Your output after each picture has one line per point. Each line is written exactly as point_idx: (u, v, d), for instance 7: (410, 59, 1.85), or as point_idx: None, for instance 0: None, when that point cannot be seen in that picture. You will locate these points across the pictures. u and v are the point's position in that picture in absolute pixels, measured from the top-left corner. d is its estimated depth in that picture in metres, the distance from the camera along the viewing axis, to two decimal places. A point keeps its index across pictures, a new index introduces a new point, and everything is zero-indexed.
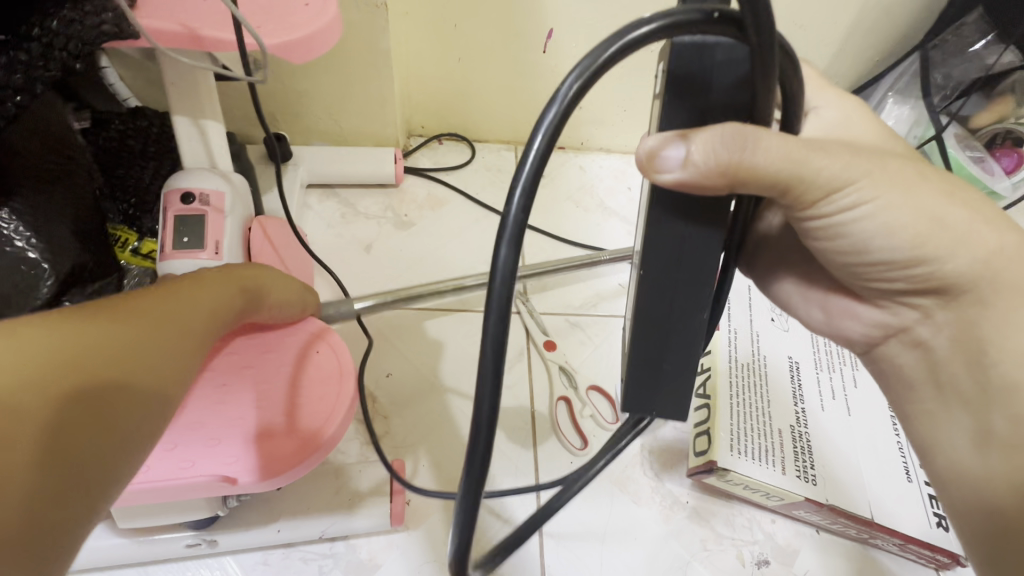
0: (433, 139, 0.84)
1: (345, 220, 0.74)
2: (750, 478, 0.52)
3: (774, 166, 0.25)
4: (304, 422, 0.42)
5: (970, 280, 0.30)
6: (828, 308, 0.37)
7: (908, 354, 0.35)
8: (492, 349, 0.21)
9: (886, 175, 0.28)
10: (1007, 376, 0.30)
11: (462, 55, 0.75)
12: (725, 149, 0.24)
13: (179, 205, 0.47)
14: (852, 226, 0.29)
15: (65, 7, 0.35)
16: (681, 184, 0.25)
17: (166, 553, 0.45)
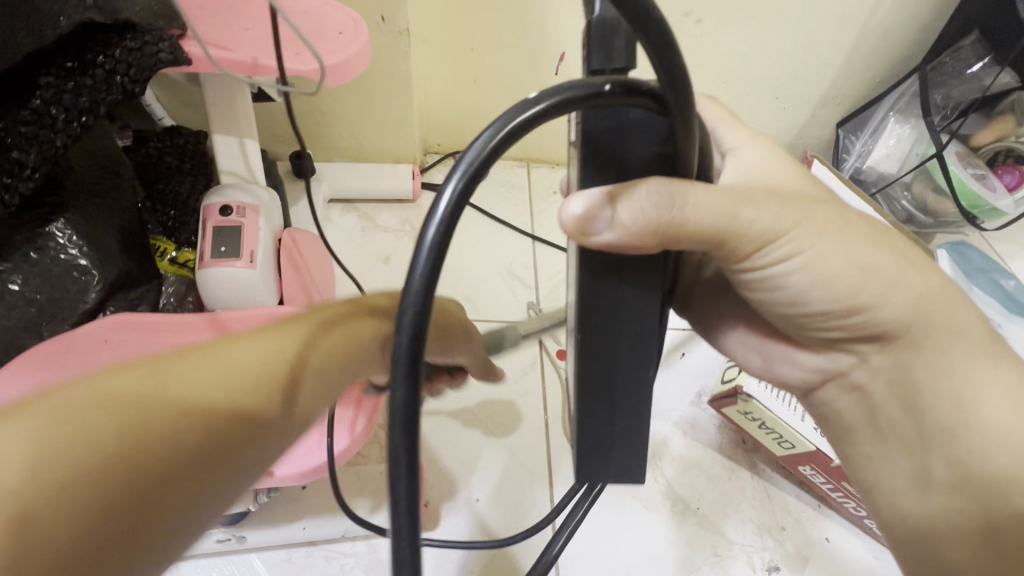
0: (449, 156, 0.88)
1: (364, 233, 0.77)
2: (769, 410, 0.54)
3: (705, 221, 0.25)
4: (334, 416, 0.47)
5: (905, 324, 0.31)
6: (766, 354, 0.39)
7: (846, 398, 0.36)
8: (406, 478, 0.19)
9: (826, 222, 0.29)
10: (945, 420, 0.32)
11: (478, 77, 0.78)
12: (655, 210, 0.24)
13: (218, 216, 0.49)
14: (785, 277, 0.30)
15: (126, 37, 0.39)
16: (614, 246, 0.24)
17: (197, 548, 0.47)
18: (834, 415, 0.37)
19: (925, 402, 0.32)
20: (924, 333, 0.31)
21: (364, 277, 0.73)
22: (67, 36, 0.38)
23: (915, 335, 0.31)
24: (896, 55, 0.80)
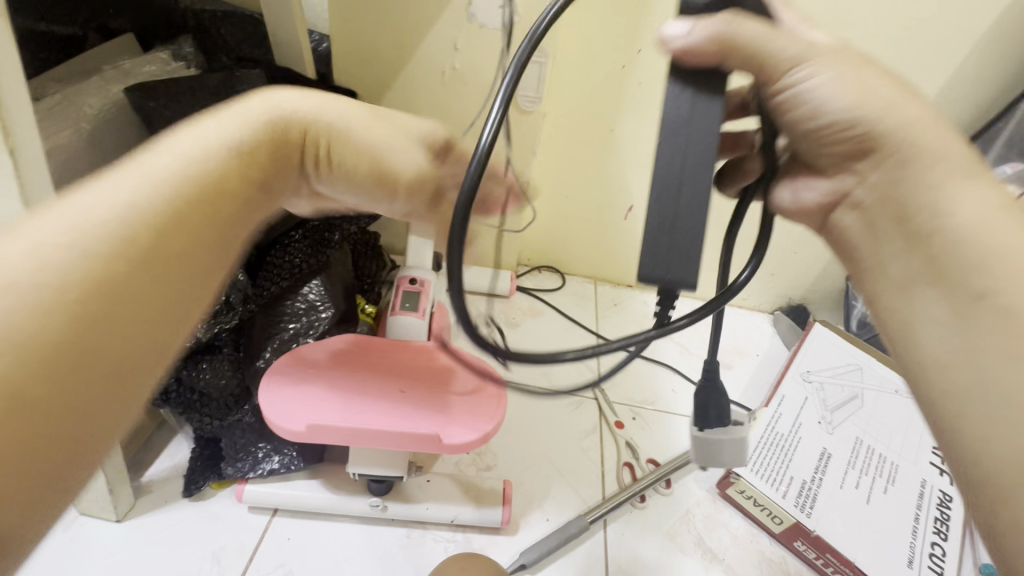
0: (535, 268, 1.16)
1: (471, 315, 1.02)
2: (754, 488, 0.73)
3: (750, 42, 0.33)
4: (473, 420, 0.60)
5: (896, 136, 0.33)
6: (793, 187, 0.39)
7: (850, 218, 0.37)
8: (479, 157, 0.31)
9: (840, 55, 0.34)
10: (928, 227, 0.33)
11: (566, 215, 1.08)
12: (718, 31, 0.33)
13: (407, 284, 0.77)
14: (810, 87, 0.34)
15: None
16: (683, 50, 0.33)
17: (351, 509, 0.65)
18: (843, 239, 0.38)
19: (913, 210, 0.34)
20: (910, 152, 0.33)
21: None
22: None
23: (903, 152, 0.33)
24: None
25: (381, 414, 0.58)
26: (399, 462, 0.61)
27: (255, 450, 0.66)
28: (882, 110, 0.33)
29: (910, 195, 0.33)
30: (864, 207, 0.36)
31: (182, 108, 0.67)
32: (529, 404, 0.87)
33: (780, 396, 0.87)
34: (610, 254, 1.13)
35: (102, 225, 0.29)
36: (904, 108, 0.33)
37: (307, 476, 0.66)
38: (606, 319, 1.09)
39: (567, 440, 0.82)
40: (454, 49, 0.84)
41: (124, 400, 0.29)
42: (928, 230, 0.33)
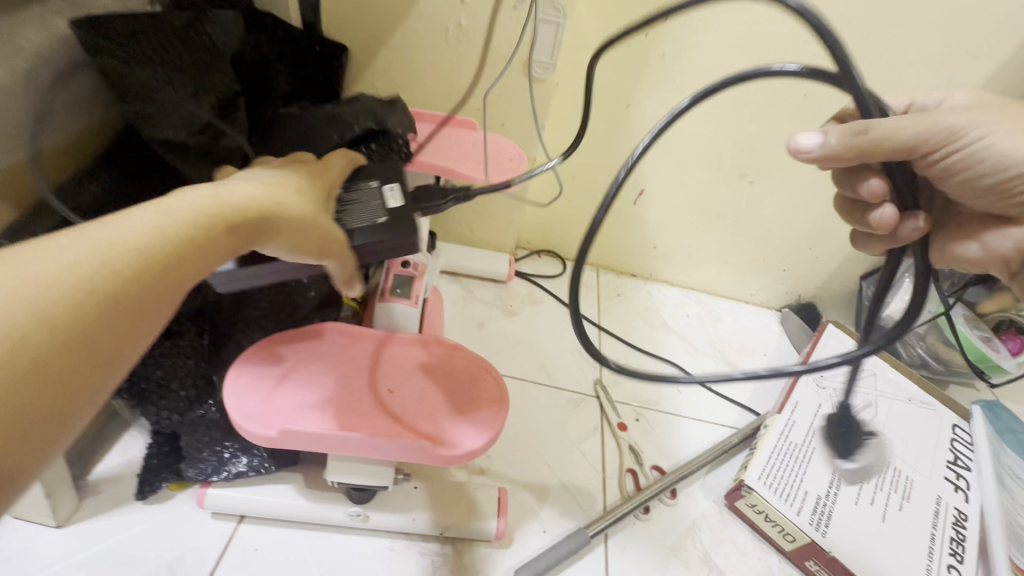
0: (535, 252, 1.08)
1: (465, 301, 0.95)
2: (768, 503, 0.68)
3: (903, 136, 0.38)
4: (469, 430, 0.53)
5: None
6: (984, 241, 0.45)
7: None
8: (605, 206, 0.42)
9: (986, 112, 0.40)
10: None
11: (571, 197, 1.00)
12: (854, 141, 0.38)
13: (399, 267, 0.68)
14: (987, 150, 0.39)
15: (391, 148, 0.65)
16: (820, 158, 0.39)
17: (329, 518, 0.58)
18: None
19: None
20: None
21: (461, 334, 0.89)
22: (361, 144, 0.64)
23: None
24: None
25: (365, 421, 0.51)
26: (386, 472, 0.54)
27: (220, 450, 0.57)
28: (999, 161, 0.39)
29: None
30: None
31: (137, 51, 0.57)
32: (526, 401, 0.80)
33: (795, 402, 0.81)
34: (616, 240, 1.05)
35: (132, 243, 0.30)
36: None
37: (279, 480, 0.59)
38: (609, 310, 1.02)
39: (567, 443, 0.76)
40: (462, 2, 0.75)
41: (96, 390, 0.28)
42: None
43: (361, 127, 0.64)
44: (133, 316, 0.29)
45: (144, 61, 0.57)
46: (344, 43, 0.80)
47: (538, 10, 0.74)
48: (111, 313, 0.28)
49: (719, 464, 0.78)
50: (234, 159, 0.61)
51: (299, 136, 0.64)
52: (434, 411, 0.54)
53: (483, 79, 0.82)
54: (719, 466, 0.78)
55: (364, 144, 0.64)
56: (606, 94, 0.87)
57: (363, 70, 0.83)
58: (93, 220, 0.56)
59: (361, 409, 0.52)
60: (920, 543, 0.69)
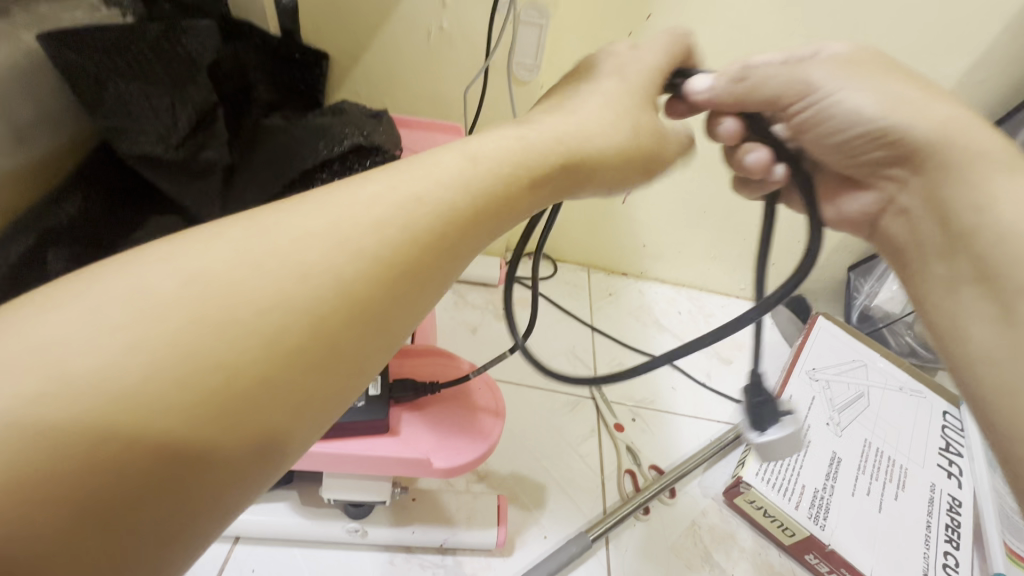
0: (525, 255, 1.08)
1: (456, 306, 0.94)
2: (767, 499, 0.68)
3: (769, 90, 0.41)
4: (464, 437, 0.53)
5: (935, 142, 0.37)
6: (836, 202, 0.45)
7: (898, 223, 0.41)
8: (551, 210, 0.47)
9: (854, 69, 0.39)
10: (967, 223, 0.36)
11: (559, 198, 0.99)
12: (727, 91, 0.41)
13: None
14: (833, 107, 0.39)
15: (376, 154, 0.63)
16: (706, 99, 0.42)
17: (326, 535, 0.57)
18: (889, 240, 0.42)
19: (953, 211, 0.37)
20: (954, 152, 0.36)
21: (453, 340, 0.88)
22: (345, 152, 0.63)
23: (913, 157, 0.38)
24: None
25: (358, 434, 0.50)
26: (383, 487, 0.53)
27: None
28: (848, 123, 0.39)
29: (949, 194, 0.37)
30: (911, 211, 0.40)
31: (110, 63, 0.54)
32: (521, 406, 0.79)
33: (788, 396, 0.81)
34: (605, 240, 1.05)
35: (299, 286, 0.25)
36: (936, 107, 0.37)
37: (273, 499, 0.57)
38: (601, 310, 1.02)
39: (564, 447, 0.75)
40: (443, 6, 0.74)
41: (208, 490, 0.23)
42: (968, 226, 0.36)
43: (349, 141, 0.62)
44: (255, 403, 0.23)
45: (116, 72, 0.55)
46: (323, 49, 0.78)
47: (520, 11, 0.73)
48: (255, 398, 0.23)
49: (716, 461, 0.78)
50: (214, 171, 0.61)
51: (282, 147, 0.62)
52: (424, 418, 0.53)
53: (467, 83, 0.81)
54: (716, 463, 0.78)
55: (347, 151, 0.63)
56: None
57: (345, 76, 0.82)
58: (70, 240, 0.54)
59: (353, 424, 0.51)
60: (916, 530, 0.70)
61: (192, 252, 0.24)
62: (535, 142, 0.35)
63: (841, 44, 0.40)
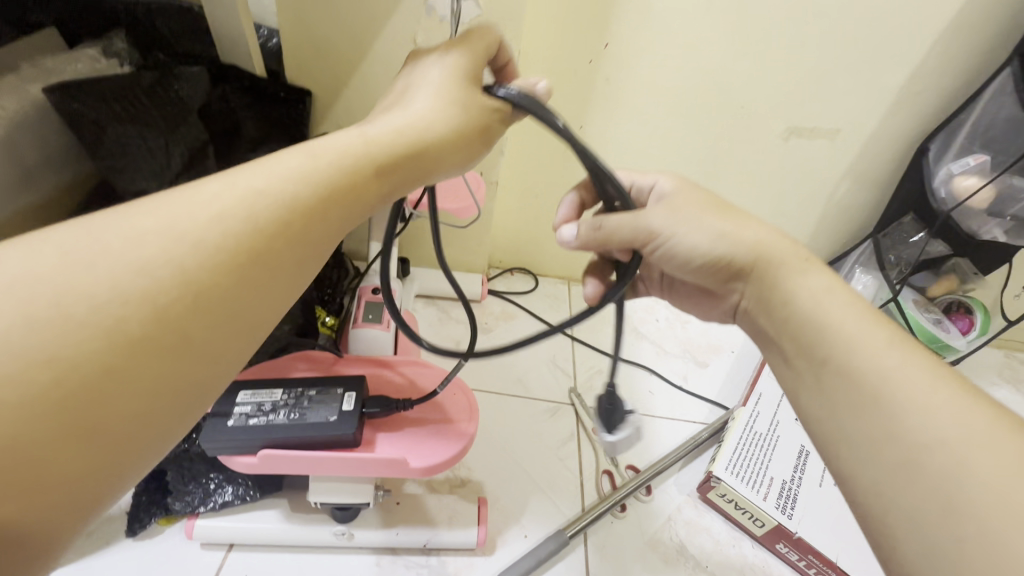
0: (508, 270, 1.12)
1: (441, 322, 0.98)
2: (736, 492, 0.71)
3: (621, 228, 0.45)
4: (443, 438, 0.57)
5: (751, 266, 0.43)
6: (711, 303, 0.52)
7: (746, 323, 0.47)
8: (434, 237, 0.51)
9: (681, 211, 0.44)
10: (782, 312, 0.41)
11: (536, 216, 1.05)
12: (590, 237, 0.46)
13: (371, 294, 0.72)
14: (672, 246, 0.44)
15: None
16: (573, 245, 0.47)
17: (315, 539, 0.61)
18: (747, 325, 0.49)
19: (771, 309, 0.42)
20: (772, 258, 0.42)
21: (437, 354, 0.92)
22: None
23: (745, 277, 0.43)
24: (856, 226, 1.05)
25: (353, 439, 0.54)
26: (365, 488, 0.56)
27: (206, 481, 0.60)
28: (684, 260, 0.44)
29: (769, 301, 0.42)
30: (750, 309, 0.45)
31: (109, 109, 0.60)
32: (503, 413, 0.83)
33: (758, 394, 0.85)
34: (583, 253, 1.10)
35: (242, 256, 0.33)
36: (746, 226, 0.44)
37: (264, 506, 0.61)
38: (581, 320, 1.07)
39: (544, 451, 0.79)
40: (414, 44, 0.80)
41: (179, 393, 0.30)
42: (783, 314, 0.41)
43: None
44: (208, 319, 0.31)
45: (113, 117, 0.61)
46: (307, 87, 0.84)
47: None
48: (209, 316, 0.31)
49: (691, 459, 0.81)
50: None
51: None
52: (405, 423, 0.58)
53: None
54: (691, 461, 0.81)
55: None
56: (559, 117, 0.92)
57: (328, 110, 0.88)
58: None
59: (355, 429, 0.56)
60: None
61: (162, 249, 0.30)
62: (368, 142, 0.38)
63: (668, 180, 0.48)
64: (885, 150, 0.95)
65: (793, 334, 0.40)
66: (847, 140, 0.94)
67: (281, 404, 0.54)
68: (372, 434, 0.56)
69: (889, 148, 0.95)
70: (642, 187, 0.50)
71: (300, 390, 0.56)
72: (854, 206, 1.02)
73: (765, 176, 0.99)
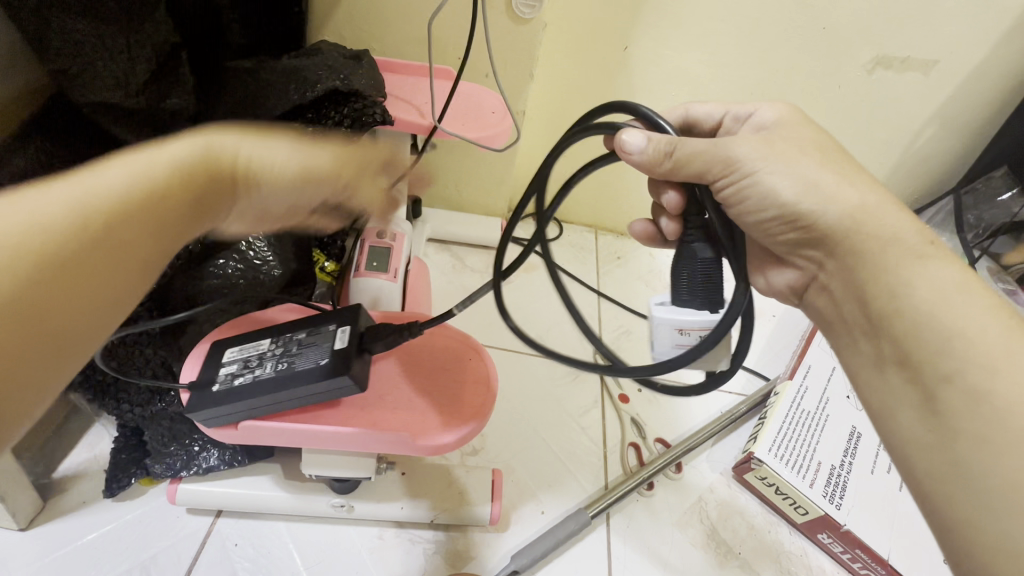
0: (529, 215, 1.01)
1: (455, 271, 0.88)
2: (779, 476, 0.64)
3: (694, 151, 0.38)
4: (444, 413, 0.49)
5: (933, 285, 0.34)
6: (767, 276, 0.47)
7: (823, 298, 0.41)
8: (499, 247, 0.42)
9: (769, 153, 0.38)
10: None
11: (567, 155, 0.92)
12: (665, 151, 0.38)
13: (374, 237, 0.62)
14: (752, 189, 0.38)
15: (356, 100, 0.57)
16: (634, 161, 0.39)
17: (313, 509, 0.55)
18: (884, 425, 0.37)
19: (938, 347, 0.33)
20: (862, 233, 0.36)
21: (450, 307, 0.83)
22: (321, 97, 0.56)
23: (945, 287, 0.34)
24: (933, 179, 0.92)
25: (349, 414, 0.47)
26: (366, 463, 0.49)
27: (189, 444, 0.53)
28: (833, 191, 0.37)
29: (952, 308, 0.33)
30: (832, 290, 0.39)
31: None
32: (520, 376, 0.75)
33: (807, 366, 0.76)
34: (615, 200, 0.99)
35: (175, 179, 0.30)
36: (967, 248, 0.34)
37: (256, 473, 0.55)
38: (608, 274, 0.96)
39: (563, 418, 0.72)
40: None
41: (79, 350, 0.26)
42: None
43: (323, 85, 0.56)
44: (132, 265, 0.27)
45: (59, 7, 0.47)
46: None
47: None
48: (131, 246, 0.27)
49: (725, 434, 0.74)
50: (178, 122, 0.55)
51: (252, 95, 0.55)
52: (412, 399, 0.49)
53: (461, 23, 0.72)
54: (727, 436, 0.74)
55: (322, 98, 0.57)
56: (599, 35, 0.78)
57: (329, 17, 0.74)
58: None
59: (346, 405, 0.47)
60: None
61: None
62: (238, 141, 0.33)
63: (774, 109, 0.43)
64: (985, 90, 0.80)
65: (886, 333, 0.35)
66: (943, 73, 0.78)
67: (269, 356, 0.46)
68: (371, 401, 0.48)
69: (988, 87, 0.80)
70: (739, 118, 0.46)
71: (289, 335, 0.46)
72: (936, 155, 0.88)
73: (837, 116, 0.84)
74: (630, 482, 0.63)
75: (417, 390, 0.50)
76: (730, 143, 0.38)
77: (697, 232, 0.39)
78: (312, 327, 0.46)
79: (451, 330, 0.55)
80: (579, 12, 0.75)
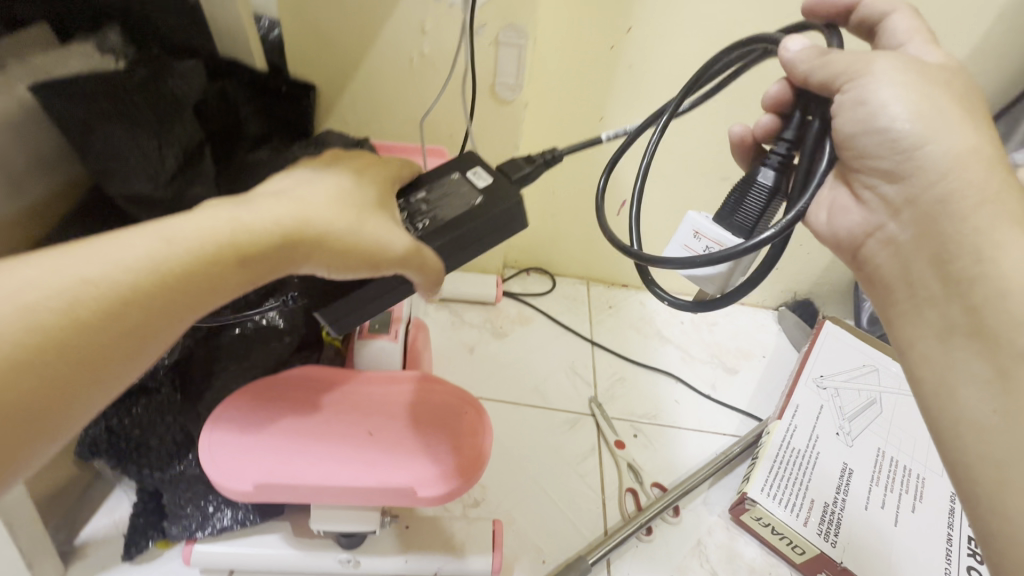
0: (523, 271, 1.07)
1: (454, 327, 0.93)
2: (773, 516, 0.66)
3: (846, 59, 0.38)
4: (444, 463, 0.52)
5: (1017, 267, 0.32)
6: (830, 210, 0.44)
7: (883, 252, 0.40)
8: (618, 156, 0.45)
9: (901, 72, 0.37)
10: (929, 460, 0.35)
11: (555, 214, 0.99)
12: (813, 60, 0.39)
13: None
14: (873, 93, 0.36)
15: None
16: (787, 60, 0.41)
17: (320, 566, 0.57)
18: None
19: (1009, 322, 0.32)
20: (957, 188, 0.35)
21: (450, 362, 0.87)
22: None
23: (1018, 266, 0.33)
24: None
25: (355, 468, 0.50)
26: (371, 516, 0.52)
27: (204, 504, 0.56)
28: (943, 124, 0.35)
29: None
30: (898, 240, 0.38)
31: (94, 107, 0.55)
32: (519, 426, 0.78)
33: (794, 406, 0.79)
34: (603, 252, 1.05)
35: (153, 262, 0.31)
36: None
37: (266, 531, 0.58)
38: (601, 323, 1.01)
39: (562, 466, 0.74)
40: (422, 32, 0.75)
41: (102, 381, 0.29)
42: None
43: None
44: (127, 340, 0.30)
45: (101, 117, 0.55)
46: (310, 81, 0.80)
47: (497, 34, 0.75)
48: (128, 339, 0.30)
49: (721, 475, 0.76)
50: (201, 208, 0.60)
51: (266, 183, 0.62)
52: (414, 452, 0.52)
53: (450, 105, 0.81)
54: (723, 477, 0.76)
55: None
56: (576, 108, 0.86)
57: (334, 106, 0.83)
58: None
59: (353, 460, 0.51)
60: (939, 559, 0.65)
61: None
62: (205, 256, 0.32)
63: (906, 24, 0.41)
64: None
65: (961, 299, 0.34)
66: None
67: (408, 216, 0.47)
68: (376, 454, 0.51)
69: None
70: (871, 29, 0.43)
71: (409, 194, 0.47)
72: None
73: None
74: (627, 528, 0.64)
75: (419, 443, 0.53)
76: (879, 60, 0.37)
77: (777, 158, 0.40)
78: (432, 186, 0.48)
79: (449, 387, 0.59)
80: (556, 90, 0.84)
